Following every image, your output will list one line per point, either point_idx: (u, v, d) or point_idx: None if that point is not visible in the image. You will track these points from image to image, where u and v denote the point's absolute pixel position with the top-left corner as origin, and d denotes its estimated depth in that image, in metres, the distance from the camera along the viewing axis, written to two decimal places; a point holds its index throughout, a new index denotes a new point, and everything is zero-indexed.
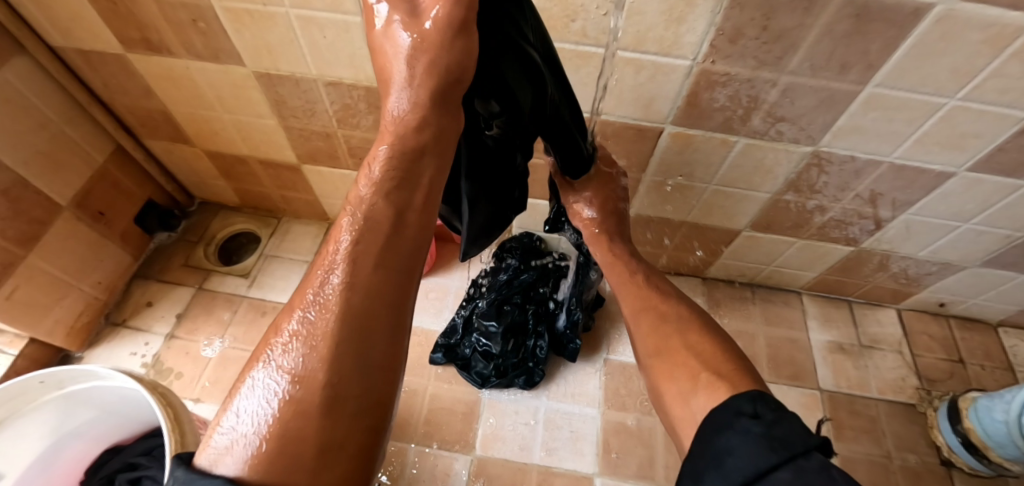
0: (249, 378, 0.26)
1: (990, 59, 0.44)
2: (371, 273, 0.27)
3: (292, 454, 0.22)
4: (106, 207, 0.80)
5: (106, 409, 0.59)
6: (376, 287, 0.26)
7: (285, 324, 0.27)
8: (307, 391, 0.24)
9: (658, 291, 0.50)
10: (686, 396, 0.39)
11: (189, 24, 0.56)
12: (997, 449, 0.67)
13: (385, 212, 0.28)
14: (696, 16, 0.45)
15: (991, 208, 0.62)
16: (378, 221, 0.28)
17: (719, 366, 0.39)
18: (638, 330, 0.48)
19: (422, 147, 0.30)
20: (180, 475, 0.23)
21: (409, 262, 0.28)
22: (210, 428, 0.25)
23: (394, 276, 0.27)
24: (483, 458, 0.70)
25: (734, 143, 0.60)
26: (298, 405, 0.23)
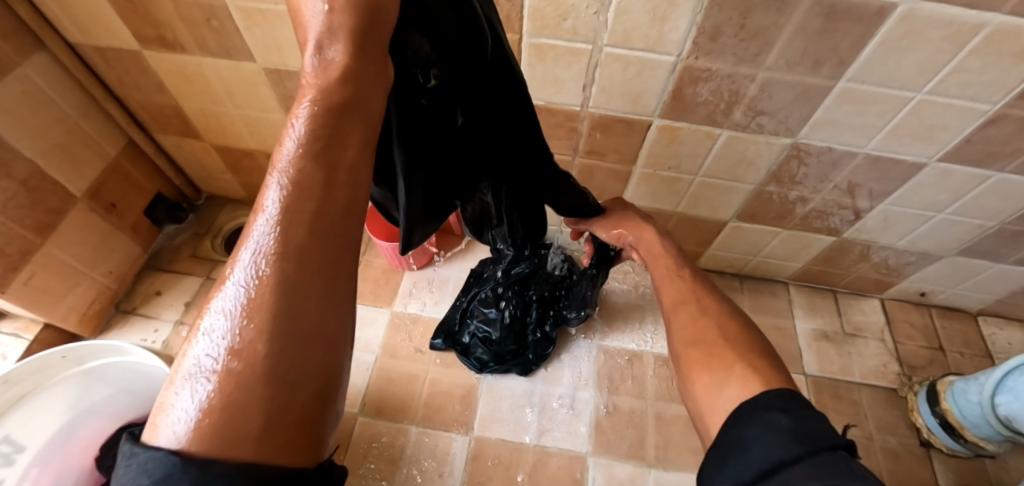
0: (184, 352, 0.21)
1: (951, 55, 0.47)
2: (303, 239, 0.21)
3: (232, 432, 0.18)
4: (117, 199, 0.83)
5: (119, 386, 0.66)
6: (313, 248, 0.21)
7: (214, 296, 0.21)
8: (247, 362, 0.19)
9: (700, 285, 0.51)
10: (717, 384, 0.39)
11: (204, 23, 0.60)
12: (972, 429, 0.70)
13: (315, 167, 0.23)
14: (679, 15, 0.49)
15: (962, 199, 0.65)
16: (307, 185, 0.22)
17: (749, 360, 0.40)
18: (676, 322, 0.48)
19: (349, 102, 0.25)
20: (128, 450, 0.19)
21: (343, 226, 0.23)
22: (154, 403, 0.20)
23: (329, 240, 0.22)
24: (480, 439, 0.73)
25: (717, 136, 0.64)
26: (231, 388, 0.19)
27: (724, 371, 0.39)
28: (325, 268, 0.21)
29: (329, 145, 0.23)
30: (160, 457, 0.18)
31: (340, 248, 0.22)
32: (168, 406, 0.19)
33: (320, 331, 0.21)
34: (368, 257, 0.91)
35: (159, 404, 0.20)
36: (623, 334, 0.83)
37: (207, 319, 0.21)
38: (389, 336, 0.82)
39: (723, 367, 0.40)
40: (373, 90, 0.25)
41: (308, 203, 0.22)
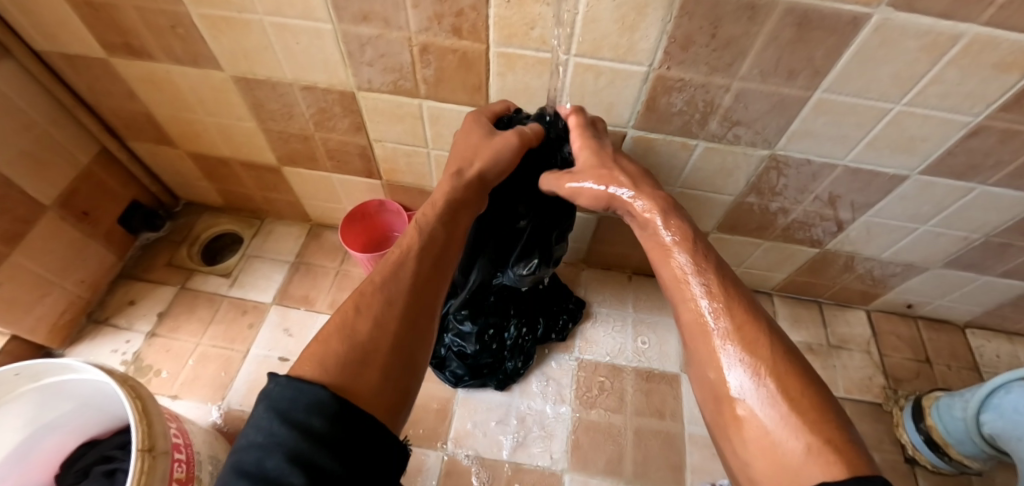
0: (329, 332, 0.36)
1: (929, 66, 0.46)
2: (415, 296, 0.41)
3: (363, 380, 0.33)
4: (91, 207, 0.81)
5: (82, 401, 0.61)
6: (418, 306, 0.41)
7: (352, 305, 0.39)
8: (377, 346, 0.36)
9: (748, 307, 0.40)
10: (781, 456, 0.31)
11: (168, 30, 0.59)
12: (957, 447, 0.68)
13: (427, 259, 0.44)
14: (648, 25, 0.47)
15: (946, 211, 0.64)
16: (423, 266, 0.44)
17: (821, 427, 0.31)
18: (711, 355, 0.39)
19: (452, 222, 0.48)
20: (279, 384, 0.30)
21: (432, 296, 0.44)
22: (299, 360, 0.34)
23: (426, 302, 0.42)
24: (454, 455, 0.71)
25: (694, 147, 0.63)
26: (369, 356, 0.35)
27: (783, 434, 0.32)
28: (421, 318, 0.41)
29: (434, 259, 0.45)
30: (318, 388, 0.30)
31: (428, 310, 0.42)
32: (319, 366, 0.33)
33: (409, 348, 0.39)
34: (345, 267, 0.93)
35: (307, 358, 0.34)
36: (602, 347, 0.82)
37: (348, 317, 0.38)
38: None
39: (774, 418, 0.33)
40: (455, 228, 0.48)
41: (418, 277, 0.43)
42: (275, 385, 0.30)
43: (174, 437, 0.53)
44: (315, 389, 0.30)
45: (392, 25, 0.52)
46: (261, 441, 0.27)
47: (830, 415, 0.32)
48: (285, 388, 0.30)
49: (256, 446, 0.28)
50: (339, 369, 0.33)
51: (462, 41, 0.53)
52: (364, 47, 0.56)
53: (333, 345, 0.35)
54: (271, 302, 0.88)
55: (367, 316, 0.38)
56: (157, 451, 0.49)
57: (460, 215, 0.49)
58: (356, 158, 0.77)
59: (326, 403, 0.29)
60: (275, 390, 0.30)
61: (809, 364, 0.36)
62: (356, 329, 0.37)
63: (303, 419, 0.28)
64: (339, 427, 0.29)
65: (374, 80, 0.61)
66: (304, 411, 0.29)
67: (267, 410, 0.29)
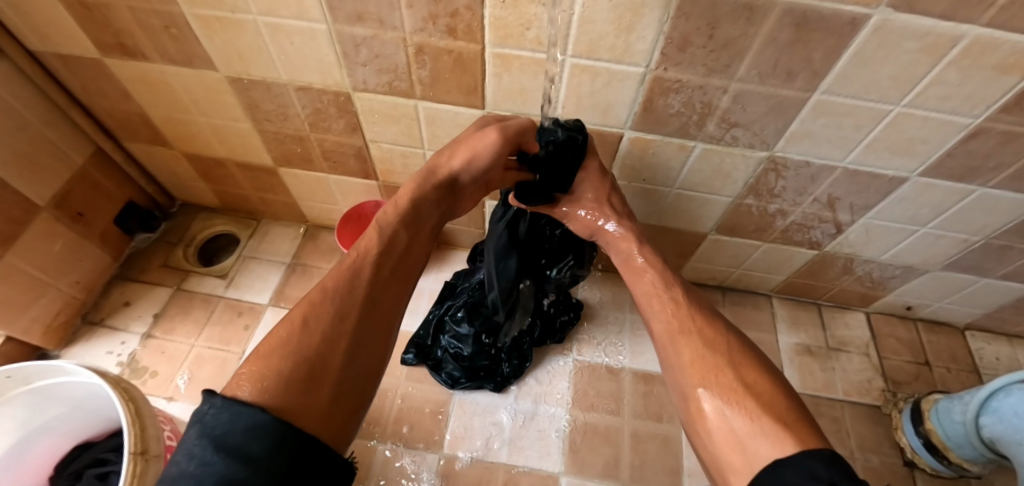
0: (271, 348, 0.36)
1: (929, 67, 0.45)
2: (367, 307, 0.42)
3: (307, 400, 0.34)
4: (85, 207, 0.81)
5: (75, 403, 0.61)
6: (369, 318, 0.42)
7: (298, 318, 0.39)
8: (325, 364, 0.37)
9: (705, 318, 0.49)
10: (739, 441, 0.38)
11: (162, 30, 0.58)
12: (957, 450, 0.67)
13: (380, 268, 0.45)
14: (645, 25, 0.47)
15: (946, 213, 0.63)
16: (375, 276, 0.44)
17: (772, 412, 0.39)
18: (673, 356, 0.47)
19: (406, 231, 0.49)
20: (217, 405, 0.31)
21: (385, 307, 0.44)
22: (237, 381, 0.34)
23: (376, 315, 0.43)
24: (450, 457, 0.71)
25: (692, 149, 0.62)
26: (313, 373, 0.36)
27: (738, 423, 0.39)
28: (375, 333, 0.42)
29: (390, 271, 0.46)
30: (254, 413, 0.30)
31: (384, 326, 0.43)
32: (261, 385, 0.33)
33: (358, 362, 0.40)
34: None
35: (241, 379, 0.34)
36: (601, 349, 0.81)
37: (292, 333, 0.38)
38: None
39: (732, 411, 0.40)
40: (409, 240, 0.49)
41: (371, 286, 0.44)
42: (212, 408, 0.31)
43: (167, 440, 0.53)
44: (253, 413, 0.30)
45: (387, 25, 0.52)
46: (192, 471, 0.27)
47: (789, 408, 0.40)
48: (221, 411, 0.30)
49: (190, 474, 0.28)
50: (282, 388, 0.33)
51: (457, 42, 0.52)
52: (359, 48, 0.56)
53: (276, 362, 0.35)
54: (267, 303, 0.87)
55: (315, 331, 0.38)
56: (149, 454, 0.49)
57: (414, 228, 0.50)
58: (352, 159, 0.77)
59: (265, 427, 0.30)
60: (212, 413, 0.30)
61: (760, 361, 0.45)
62: (302, 344, 0.37)
63: (240, 446, 0.28)
64: (273, 449, 0.29)
65: (369, 81, 0.61)
66: (241, 435, 0.29)
67: (201, 436, 0.29)
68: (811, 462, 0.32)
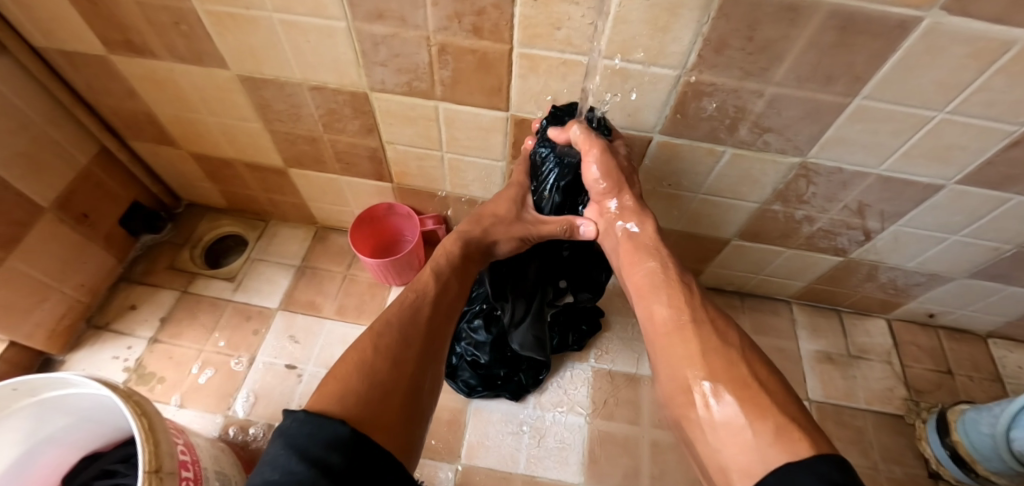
0: (345, 368, 0.42)
1: (977, 73, 0.43)
2: (426, 337, 0.49)
3: (381, 414, 0.38)
4: (89, 209, 0.79)
5: (82, 414, 0.59)
6: (428, 346, 0.48)
7: (370, 342, 0.45)
8: (395, 383, 0.42)
9: (715, 315, 0.49)
10: (748, 438, 0.36)
11: (171, 27, 0.56)
12: (985, 462, 0.66)
13: (435, 305, 0.53)
14: (681, 26, 0.44)
15: (979, 221, 0.62)
16: (430, 312, 0.51)
17: (786, 409, 0.38)
18: (681, 351, 0.46)
19: (453, 276, 0.57)
20: (302, 417, 0.35)
21: (438, 338, 0.50)
22: (314, 403, 0.38)
23: (432, 344, 0.49)
24: (467, 468, 0.69)
25: (721, 153, 0.60)
26: (384, 391, 0.40)
27: (748, 422, 0.37)
28: (430, 361, 0.48)
29: (442, 306, 0.53)
30: (339, 428, 0.34)
31: (434, 354, 0.49)
32: (341, 399, 0.38)
33: (420, 383, 0.45)
34: (353, 271, 0.90)
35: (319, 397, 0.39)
36: (618, 356, 0.80)
37: (365, 353, 0.44)
38: None
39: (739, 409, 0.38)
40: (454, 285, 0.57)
41: (427, 318, 0.50)
42: (296, 422, 0.35)
43: (181, 455, 0.51)
44: (336, 427, 0.34)
45: (409, 23, 0.49)
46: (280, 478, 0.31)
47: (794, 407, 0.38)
48: (303, 424, 0.34)
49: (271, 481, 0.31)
50: (359, 404, 0.38)
51: (482, 41, 0.50)
52: (378, 47, 0.53)
53: (351, 381, 0.40)
54: (277, 307, 0.85)
55: (383, 354, 0.44)
56: (164, 472, 0.47)
57: (460, 275, 0.59)
58: (365, 162, 0.75)
59: (344, 441, 0.34)
60: (295, 426, 0.35)
61: (767, 363, 0.44)
62: (373, 364, 0.42)
63: (321, 456, 0.32)
64: (352, 460, 0.33)
65: (387, 81, 0.58)
66: (322, 448, 0.33)
67: (285, 447, 0.33)
68: (824, 465, 0.30)
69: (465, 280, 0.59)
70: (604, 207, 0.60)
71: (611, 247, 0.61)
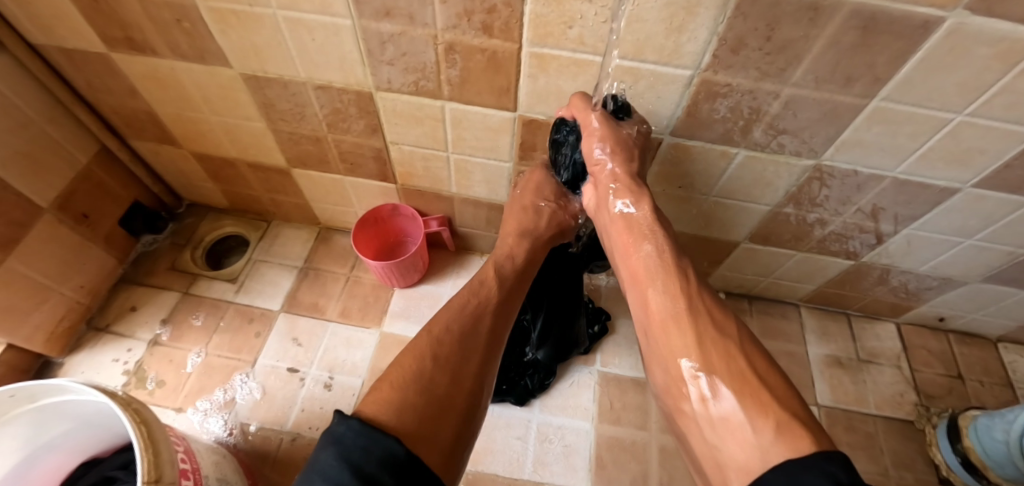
0: (402, 377, 0.42)
1: (999, 75, 0.42)
2: (483, 352, 0.49)
3: (436, 432, 0.39)
4: (89, 209, 0.77)
5: (81, 420, 0.58)
6: (484, 362, 0.48)
7: (427, 351, 0.46)
8: (450, 400, 0.42)
9: (711, 301, 0.47)
10: (747, 434, 0.36)
11: (173, 24, 0.54)
12: (996, 470, 0.65)
13: (495, 318, 0.52)
14: (698, 25, 0.43)
15: (994, 225, 0.60)
16: (491, 325, 0.51)
17: (787, 404, 0.37)
18: (678, 341, 0.44)
19: (513, 283, 0.57)
20: (360, 427, 0.35)
21: (494, 352, 0.50)
22: (376, 411, 0.38)
23: (488, 358, 0.49)
24: (472, 473, 0.68)
25: (734, 155, 0.59)
26: (438, 406, 0.41)
27: (748, 419, 0.36)
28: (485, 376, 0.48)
29: (501, 319, 0.53)
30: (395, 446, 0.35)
31: (488, 367, 0.48)
32: (397, 411, 0.39)
33: (476, 400, 0.45)
34: (356, 273, 0.89)
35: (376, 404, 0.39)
36: (625, 360, 0.79)
37: (421, 364, 0.44)
38: (377, 357, 0.80)
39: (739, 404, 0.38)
40: (514, 295, 0.57)
41: (486, 332, 0.50)
42: (350, 430, 0.35)
43: (182, 463, 0.50)
44: (391, 445, 0.35)
45: (417, 21, 0.48)
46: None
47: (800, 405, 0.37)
48: (359, 434, 0.35)
49: None
50: (416, 420, 0.38)
51: (492, 40, 0.49)
52: (385, 45, 0.52)
53: (408, 394, 0.41)
54: (279, 309, 0.84)
55: (441, 368, 0.44)
56: (164, 482, 0.46)
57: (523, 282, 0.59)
58: (369, 162, 0.74)
59: (398, 459, 0.34)
60: (350, 434, 0.35)
61: (764, 353, 0.43)
62: (430, 379, 0.43)
63: (376, 474, 0.32)
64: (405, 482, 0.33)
65: (394, 80, 0.57)
66: (377, 464, 0.33)
67: (339, 457, 0.33)
68: (830, 465, 0.29)
69: (520, 286, 0.58)
70: (601, 178, 0.54)
71: (601, 222, 0.56)
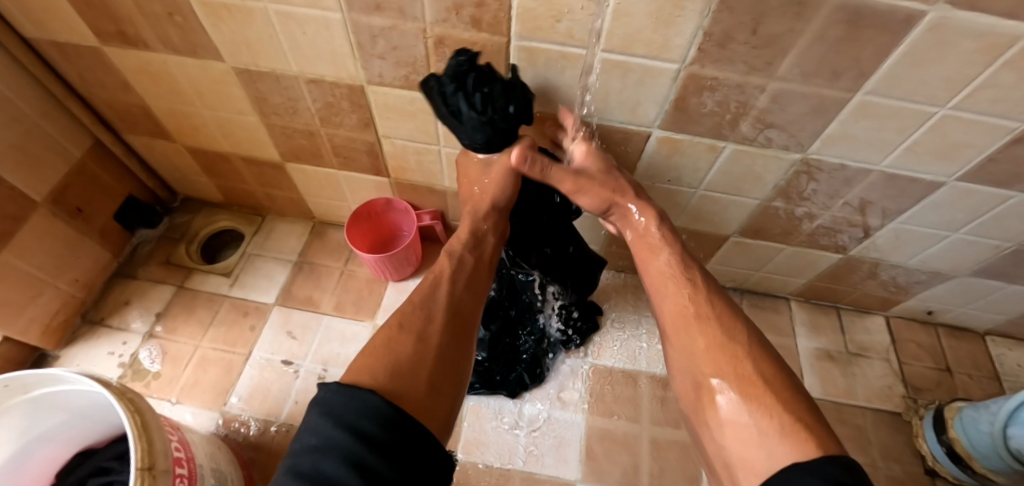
0: (368, 346, 0.43)
1: (983, 69, 0.42)
2: (449, 313, 0.48)
3: (406, 388, 0.39)
4: (84, 203, 0.78)
5: (76, 411, 0.59)
6: (454, 322, 0.48)
7: (390, 320, 0.46)
8: (419, 359, 0.42)
9: (723, 305, 0.48)
10: (752, 435, 0.38)
11: (165, 18, 0.54)
12: (982, 460, 0.66)
13: (462, 280, 0.52)
14: (684, 19, 0.43)
15: (981, 219, 0.61)
16: (459, 287, 0.51)
17: (793, 408, 0.38)
18: (690, 344, 0.46)
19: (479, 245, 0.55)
20: (333, 388, 0.36)
21: (462, 312, 0.49)
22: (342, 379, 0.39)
23: (456, 317, 0.48)
24: (464, 465, 0.69)
25: (722, 149, 0.60)
26: (408, 365, 0.41)
27: (753, 420, 0.39)
28: (458, 334, 0.47)
29: (471, 283, 0.53)
30: (370, 398, 0.35)
31: (465, 333, 0.49)
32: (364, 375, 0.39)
33: (451, 360, 0.45)
34: (350, 267, 0.90)
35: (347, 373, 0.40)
36: (618, 352, 0.80)
37: (389, 329, 0.44)
38: None
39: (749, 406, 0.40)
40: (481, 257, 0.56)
41: (450, 291, 0.50)
42: (330, 391, 0.36)
43: (176, 452, 0.50)
44: (367, 396, 0.35)
45: (407, 15, 0.48)
46: (320, 443, 0.33)
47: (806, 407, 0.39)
48: (337, 394, 0.35)
49: (313, 446, 0.33)
50: (387, 379, 0.39)
51: (482, 34, 0.49)
52: (376, 39, 0.52)
53: (381, 358, 0.41)
54: (273, 302, 0.85)
55: (408, 331, 0.44)
56: (157, 470, 0.46)
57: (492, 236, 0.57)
58: (363, 156, 0.74)
59: (376, 408, 0.35)
60: (329, 396, 0.36)
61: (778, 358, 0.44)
62: (399, 341, 0.43)
63: (356, 423, 0.33)
64: (386, 429, 0.34)
65: (385, 74, 0.57)
66: (356, 414, 0.34)
67: (321, 415, 0.35)
68: (829, 467, 0.31)
69: (495, 258, 0.58)
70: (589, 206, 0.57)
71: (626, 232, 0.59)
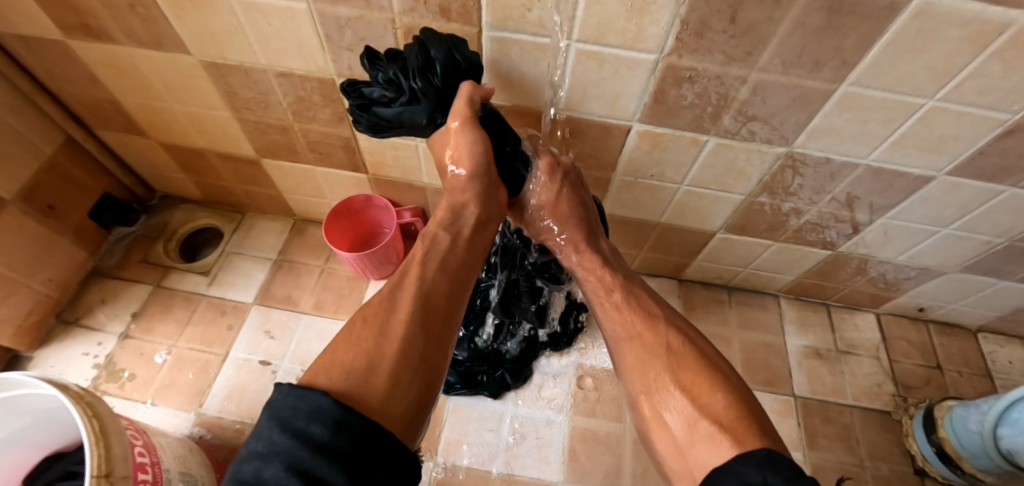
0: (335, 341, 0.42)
1: (970, 58, 0.40)
2: (419, 304, 0.46)
3: (363, 386, 0.38)
4: (56, 200, 0.76)
5: (41, 415, 0.57)
6: (424, 312, 0.46)
7: (360, 315, 0.45)
8: (382, 353, 0.40)
9: (654, 318, 0.51)
10: (676, 448, 0.42)
11: (127, 9, 0.52)
12: (971, 460, 0.65)
13: (437, 268, 0.50)
14: (659, 7, 0.41)
15: (971, 214, 0.59)
16: (433, 277, 0.49)
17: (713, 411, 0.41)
18: (626, 362, 0.50)
19: (456, 230, 0.53)
20: (285, 390, 0.35)
21: (436, 302, 0.47)
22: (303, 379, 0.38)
23: (428, 307, 0.46)
24: (444, 468, 0.67)
25: (704, 143, 0.58)
26: (367, 361, 0.40)
27: (675, 428, 0.42)
28: (428, 323, 0.45)
29: (448, 271, 0.50)
30: (320, 399, 0.34)
31: (439, 321, 0.46)
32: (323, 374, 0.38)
33: (420, 355, 0.43)
34: (331, 265, 0.88)
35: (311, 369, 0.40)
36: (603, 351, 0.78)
37: (355, 325, 0.44)
38: None
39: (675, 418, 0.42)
40: (461, 244, 0.53)
41: (422, 283, 0.48)
42: (280, 394, 0.35)
43: (138, 457, 0.49)
44: (316, 397, 0.34)
45: (373, 5, 0.47)
46: (266, 449, 0.32)
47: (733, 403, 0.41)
48: (287, 396, 0.35)
49: (259, 453, 0.32)
50: (343, 378, 0.38)
51: (451, 24, 0.48)
52: (343, 30, 0.50)
53: (342, 356, 0.40)
54: (252, 301, 0.83)
55: (372, 325, 0.43)
56: (115, 476, 0.45)
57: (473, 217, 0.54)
58: (339, 151, 0.72)
59: (324, 409, 0.33)
60: (280, 398, 0.35)
61: (711, 361, 0.46)
62: (362, 337, 0.42)
63: (303, 427, 0.32)
64: (337, 430, 0.33)
65: (355, 67, 0.56)
66: (304, 418, 0.33)
67: (272, 420, 0.34)
68: (743, 467, 0.34)
69: (482, 231, 0.55)
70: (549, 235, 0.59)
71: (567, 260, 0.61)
